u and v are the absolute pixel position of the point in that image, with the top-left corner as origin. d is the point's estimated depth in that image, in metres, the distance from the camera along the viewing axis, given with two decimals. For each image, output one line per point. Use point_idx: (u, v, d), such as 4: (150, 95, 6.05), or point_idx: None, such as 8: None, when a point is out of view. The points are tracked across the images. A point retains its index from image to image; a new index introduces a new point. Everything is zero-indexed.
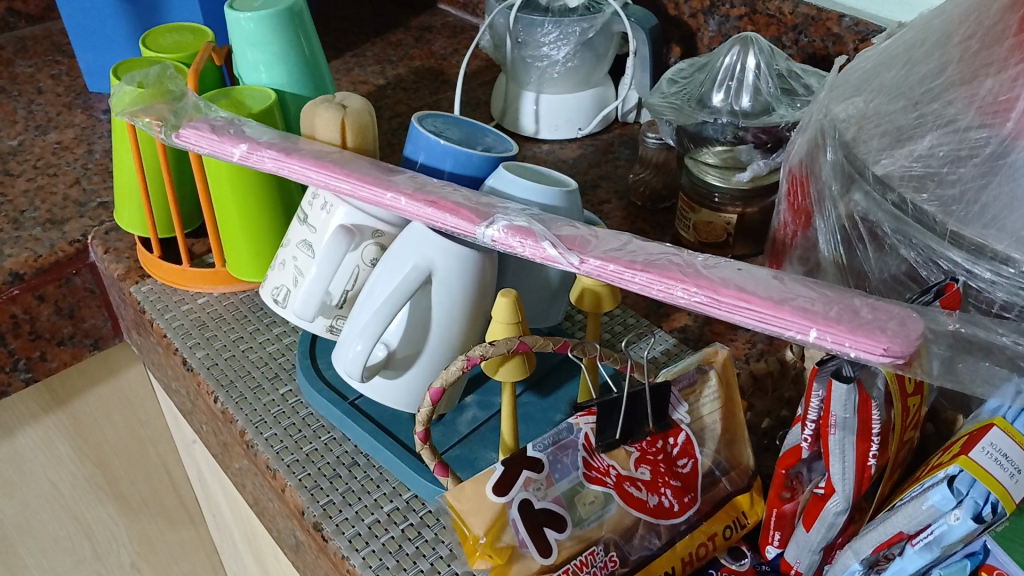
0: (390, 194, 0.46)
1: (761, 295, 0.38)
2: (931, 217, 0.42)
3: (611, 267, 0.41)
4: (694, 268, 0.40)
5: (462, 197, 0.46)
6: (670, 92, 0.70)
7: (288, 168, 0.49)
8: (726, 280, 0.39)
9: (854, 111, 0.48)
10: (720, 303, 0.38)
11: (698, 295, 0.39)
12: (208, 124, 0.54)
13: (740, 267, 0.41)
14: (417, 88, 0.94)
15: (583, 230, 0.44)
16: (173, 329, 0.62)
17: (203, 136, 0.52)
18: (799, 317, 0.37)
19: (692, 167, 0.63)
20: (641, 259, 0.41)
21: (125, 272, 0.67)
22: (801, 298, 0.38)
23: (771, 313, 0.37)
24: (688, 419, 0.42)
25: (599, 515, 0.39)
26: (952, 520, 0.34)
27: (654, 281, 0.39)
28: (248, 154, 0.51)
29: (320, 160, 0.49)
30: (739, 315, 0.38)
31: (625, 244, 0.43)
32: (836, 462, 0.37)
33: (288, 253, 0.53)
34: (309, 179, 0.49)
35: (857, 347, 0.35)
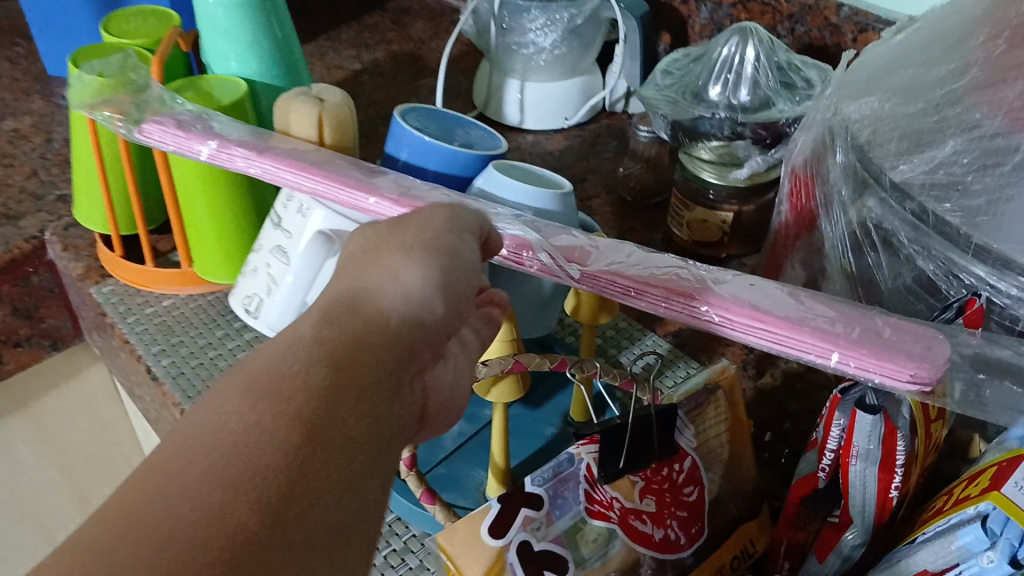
0: (373, 198, 0.43)
1: (776, 315, 0.35)
2: (954, 229, 0.39)
3: (615, 283, 0.38)
4: (705, 284, 0.37)
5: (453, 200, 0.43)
6: (664, 84, 0.66)
7: (261, 167, 0.46)
8: (740, 297, 0.36)
9: (868, 112, 0.44)
10: (733, 323, 0.36)
11: (710, 314, 0.36)
12: (173, 119, 0.49)
13: (753, 283, 0.38)
14: (395, 74, 0.90)
15: (584, 239, 0.41)
16: (136, 335, 0.58)
17: (168, 132, 0.49)
18: (821, 341, 0.34)
19: (686, 163, 0.60)
20: (648, 273, 0.38)
21: (85, 272, 0.63)
22: (820, 319, 0.35)
23: (787, 335, 0.35)
24: (694, 443, 0.40)
25: (603, 553, 0.36)
26: (986, 562, 0.31)
27: (662, 297, 0.37)
28: (217, 153, 0.47)
29: (296, 159, 0.45)
30: (753, 336, 0.36)
31: (629, 256, 0.40)
32: (856, 494, 0.35)
33: (259, 258, 0.49)
34: (284, 181, 0.45)
35: (880, 374, 0.33)
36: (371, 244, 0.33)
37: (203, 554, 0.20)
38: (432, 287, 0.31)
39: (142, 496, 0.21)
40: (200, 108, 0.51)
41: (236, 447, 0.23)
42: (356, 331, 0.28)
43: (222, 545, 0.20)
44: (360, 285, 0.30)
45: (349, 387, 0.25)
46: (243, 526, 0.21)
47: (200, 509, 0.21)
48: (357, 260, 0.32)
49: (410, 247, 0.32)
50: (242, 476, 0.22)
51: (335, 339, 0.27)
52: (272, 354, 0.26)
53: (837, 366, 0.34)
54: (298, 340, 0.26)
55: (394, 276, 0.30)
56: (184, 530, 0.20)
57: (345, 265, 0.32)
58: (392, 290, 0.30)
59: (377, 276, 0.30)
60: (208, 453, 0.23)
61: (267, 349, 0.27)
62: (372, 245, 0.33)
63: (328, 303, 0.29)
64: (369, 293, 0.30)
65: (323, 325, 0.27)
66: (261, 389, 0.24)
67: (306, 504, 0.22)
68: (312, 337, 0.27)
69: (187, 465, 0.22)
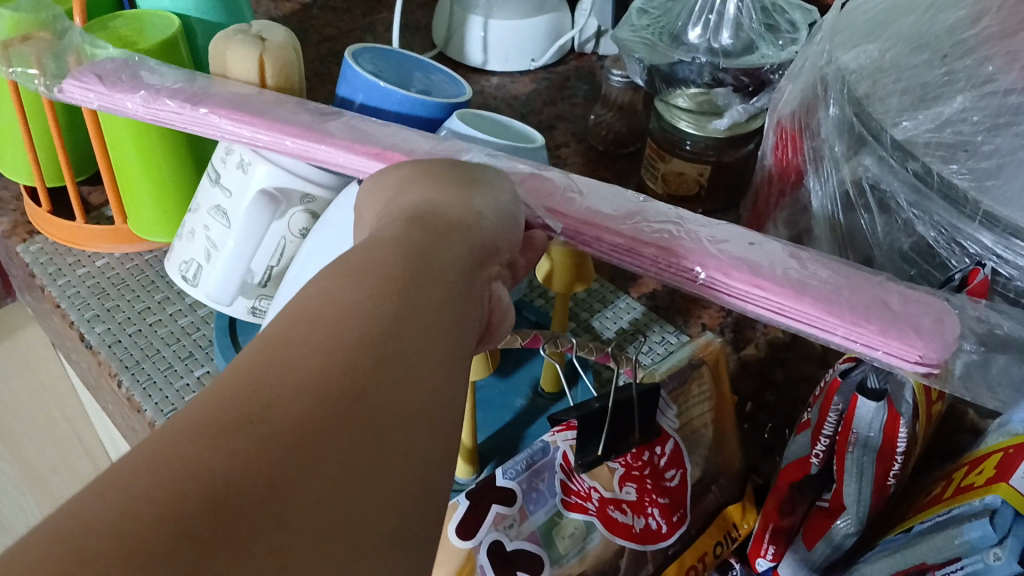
0: (323, 145, 0.38)
1: (778, 280, 0.32)
2: (961, 193, 0.36)
3: (614, 243, 0.34)
4: (702, 241, 0.34)
5: (414, 145, 0.38)
6: (640, 25, 0.61)
7: (196, 117, 0.40)
8: (738, 257, 0.33)
9: (867, 61, 0.41)
10: (730, 288, 0.32)
11: (708, 279, 0.33)
12: (95, 72, 0.43)
13: (752, 242, 0.34)
14: (348, 7, 0.83)
15: (565, 184, 0.37)
16: (68, 298, 0.53)
17: (89, 88, 0.43)
18: (827, 313, 0.31)
19: (663, 111, 0.57)
20: (638, 228, 0.34)
21: (11, 229, 0.58)
22: (820, 281, 0.32)
23: (790, 305, 0.31)
24: (677, 425, 0.37)
25: (580, 548, 0.33)
26: (991, 560, 0.29)
27: (661, 257, 0.33)
28: (144, 106, 0.42)
29: (235, 105, 0.40)
30: (753, 303, 0.32)
31: (614, 205, 0.36)
32: (852, 483, 0.33)
33: (197, 220, 0.44)
34: (222, 133, 0.40)
35: (887, 351, 0.30)
36: (426, 168, 0.31)
37: (332, 409, 0.19)
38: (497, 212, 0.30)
39: (254, 354, 0.20)
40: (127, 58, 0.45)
41: (344, 317, 0.22)
42: (435, 239, 0.26)
43: (352, 405, 0.19)
44: (423, 200, 0.29)
45: (439, 287, 0.24)
46: (366, 389, 0.20)
47: (310, 369, 0.20)
48: (415, 177, 0.30)
49: (467, 178, 0.31)
50: (345, 347, 0.21)
51: (416, 244, 0.26)
52: (353, 253, 0.25)
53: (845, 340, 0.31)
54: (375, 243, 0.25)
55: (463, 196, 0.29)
56: (308, 386, 0.19)
57: (395, 181, 0.31)
58: (460, 207, 0.29)
59: (439, 193, 0.29)
60: (311, 324, 0.21)
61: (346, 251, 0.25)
62: (427, 169, 0.31)
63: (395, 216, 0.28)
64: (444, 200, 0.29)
65: (400, 231, 0.26)
66: (350, 281, 0.23)
67: (405, 378, 0.21)
68: (392, 238, 0.25)
69: (292, 334, 0.21)
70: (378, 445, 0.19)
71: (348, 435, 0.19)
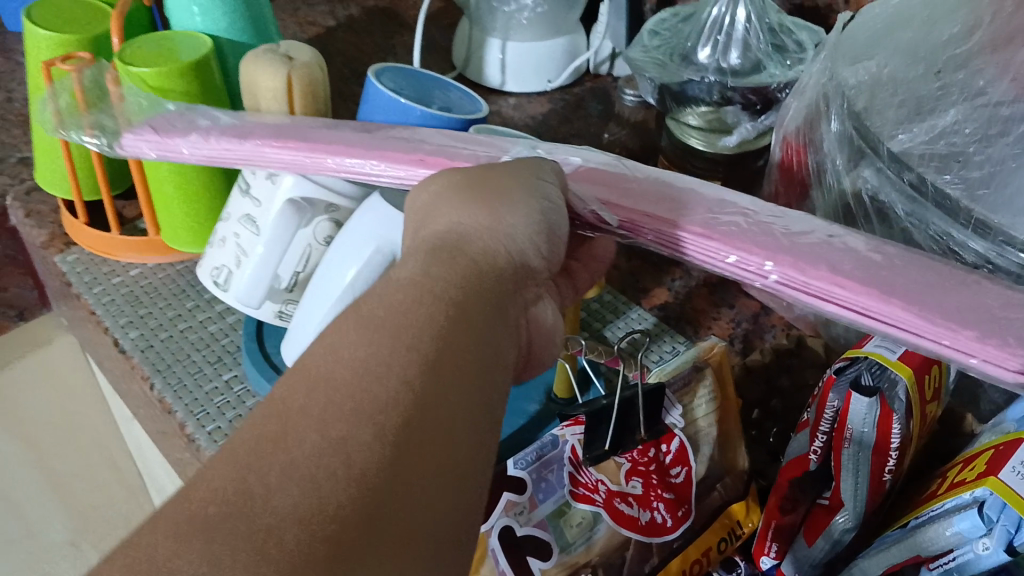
0: (371, 161, 0.39)
1: (860, 280, 0.32)
2: (954, 202, 0.37)
3: (685, 236, 0.34)
4: (780, 241, 0.34)
5: (449, 149, 0.40)
6: (651, 45, 0.63)
7: (246, 149, 0.41)
8: (815, 255, 0.33)
9: (866, 76, 0.42)
10: (809, 286, 0.32)
11: (786, 276, 0.33)
12: (150, 125, 0.45)
13: (830, 236, 0.35)
14: (370, 30, 0.86)
15: (634, 181, 0.38)
16: (103, 306, 0.56)
17: (144, 138, 0.44)
18: (923, 323, 0.31)
19: (674, 128, 0.61)
20: (711, 223, 0.35)
21: (48, 240, 0.61)
22: (904, 281, 0.32)
23: (875, 305, 0.31)
24: (683, 423, 0.38)
25: (588, 537, 0.34)
26: (980, 549, 0.30)
27: (736, 253, 0.33)
28: (197, 148, 0.43)
29: (281, 134, 0.42)
30: (835, 302, 0.32)
31: (684, 202, 0.36)
32: (849, 478, 0.34)
33: (227, 228, 0.46)
34: (276, 160, 0.41)
35: (981, 358, 0.30)
36: (461, 177, 0.32)
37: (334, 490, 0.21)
38: (533, 225, 0.30)
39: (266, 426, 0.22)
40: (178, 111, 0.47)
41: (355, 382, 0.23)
42: (463, 273, 0.28)
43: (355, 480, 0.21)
44: (454, 224, 0.30)
45: (465, 328, 0.26)
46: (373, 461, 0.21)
47: (335, 436, 0.22)
48: (450, 191, 0.31)
49: (501, 187, 0.31)
50: (358, 420, 0.22)
51: (443, 282, 0.27)
52: (381, 293, 0.26)
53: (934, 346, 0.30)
54: (401, 282, 0.26)
55: (494, 214, 0.30)
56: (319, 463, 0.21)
57: (428, 206, 0.31)
58: (492, 231, 0.29)
59: (470, 213, 0.30)
60: (323, 393, 0.22)
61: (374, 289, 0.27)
62: (463, 179, 0.32)
63: (425, 244, 0.29)
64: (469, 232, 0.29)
65: (426, 265, 0.27)
66: (375, 328, 0.24)
67: (423, 439, 0.23)
68: (420, 277, 0.27)
69: (307, 404, 0.22)
70: (387, 516, 0.21)
71: (360, 516, 0.20)
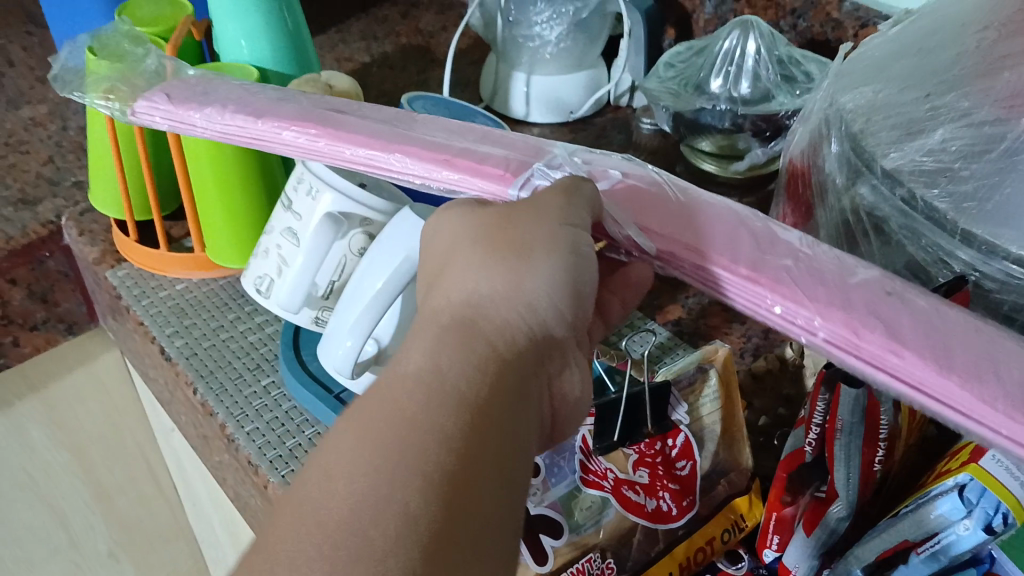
0: (389, 154, 0.39)
1: (914, 348, 0.32)
2: (942, 214, 0.40)
3: (736, 281, 0.35)
4: (838, 294, 0.34)
5: (477, 149, 0.39)
6: (667, 77, 0.67)
7: (260, 129, 0.42)
8: (871, 313, 0.33)
9: (862, 101, 0.46)
10: (860, 349, 0.33)
11: (837, 336, 0.33)
12: (166, 94, 0.48)
13: (890, 289, 0.34)
14: (404, 66, 0.91)
15: (675, 203, 0.38)
16: (151, 317, 0.60)
17: (159, 107, 0.47)
18: (977, 403, 0.31)
19: (691, 155, 0.66)
20: (762, 267, 0.35)
21: (101, 256, 0.65)
22: (964, 355, 0.32)
23: (927, 380, 0.31)
24: (688, 420, 0.41)
25: (596, 521, 0.38)
26: (961, 530, 0.33)
27: (786, 306, 0.34)
28: (203, 117, 0.45)
29: (299, 116, 0.42)
30: (885, 370, 0.32)
31: (733, 238, 0.36)
32: (840, 469, 0.36)
33: (271, 241, 0.50)
34: (289, 145, 0.42)
35: None
36: (484, 237, 0.33)
37: None
38: (557, 289, 0.32)
39: (281, 543, 0.24)
40: (198, 81, 0.49)
41: (369, 494, 0.25)
42: (484, 353, 0.29)
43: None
44: (474, 296, 0.31)
45: (489, 413, 0.28)
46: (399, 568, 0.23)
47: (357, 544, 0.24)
48: (474, 252, 0.33)
49: (525, 246, 0.32)
50: (378, 528, 0.24)
51: (464, 366, 0.29)
52: (405, 381, 0.28)
53: (986, 432, 0.31)
54: (423, 369, 0.29)
55: (518, 282, 0.31)
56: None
57: (443, 279, 0.33)
58: (514, 302, 0.31)
59: (491, 283, 0.32)
60: (335, 509, 0.25)
61: (397, 372, 0.29)
62: (485, 240, 0.33)
63: (448, 320, 0.31)
64: (482, 308, 0.31)
65: (446, 348, 0.29)
66: (400, 422, 0.27)
67: (450, 537, 0.25)
68: (430, 372, 0.28)
69: (322, 521, 0.25)
70: None
71: None
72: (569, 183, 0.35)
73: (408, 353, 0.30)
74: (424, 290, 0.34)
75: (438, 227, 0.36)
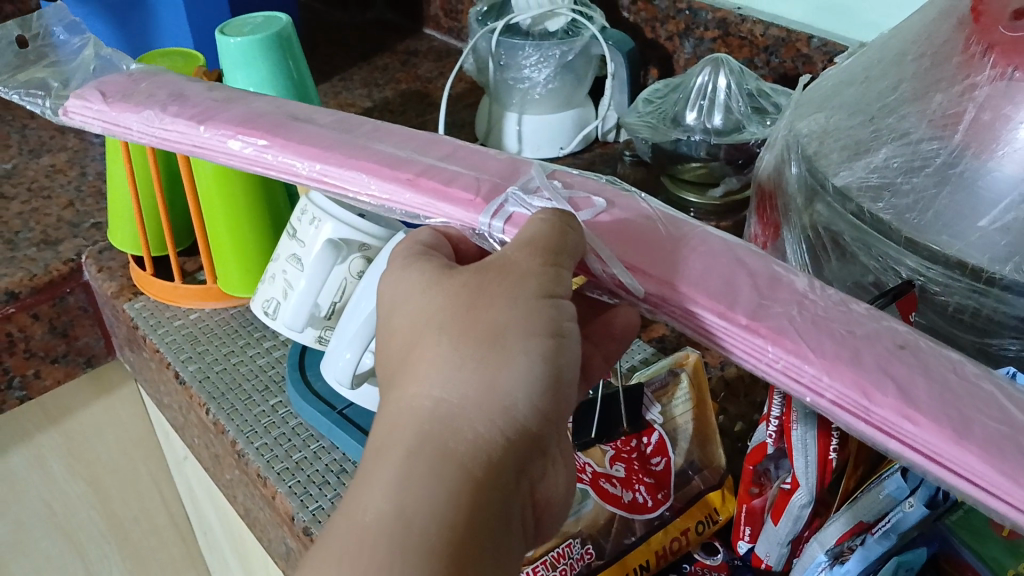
0: (348, 173, 0.41)
1: (931, 415, 0.31)
2: (887, 225, 0.44)
3: (738, 333, 0.34)
4: (851, 353, 0.33)
5: (443, 168, 0.41)
6: (645, 111, 0.71)
7: (202, 136, 0.45)
8: (882, 373, 0.32)
9: (816, 127, 0.50)
10: (871, 413, 0.32)
11: (847, 399, 0.32)
12: (102, 95, 0.51)
13: (901, 343, 0.34)
14: (403, 110, 0.96)
15: (664, 238, 0.38)
16: (166, 344, 0.64)
17: (96, 112, 0.50)
18: (999, 480, 0.30)
19: (672, 186, 0.69)
20: (766, 321, 0.34)
21: (118, 290, 0.69)
22: (987, 424, 0.31)
23: (942, 448, 0.31)
24: (661, 419, 0.45)
25: (576, 510, 0.42)
26: (907, 507, 0.38)
27: (791, 363, 0.33)
28: (144, 124, 0.48)
29: (246, 127, 0.45)
30: (897, 434, 0.32)
31: (730, 283, 0.36)
32: (799, 457, 0.39)
33: (277, 267, 0.55)
34: (235, 154, 0.44)
35: None
36: (452, 326, 0.33)
37: None
38: (532, 387, 0.32)
39: None
40: (136, 83, 0.52)
41: None
42: (458, 478, 0.30)
43: None
44: (443, 405, 0.32)
45: (469, 549, 0.29)
46: None
47: None
48: (443, 343, 0.33)
49: (498, 334, 0.32)
50: None
51: (434, 500, 0.30)
52: (375, 513, 0.30)
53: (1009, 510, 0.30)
54: (389, 513, 0.29)
55: (492, 385, 0.31)
56: None
57: (416, 377, 0.33)
58: (488, 406, 0.31)
59: (462, 389, 0.32)
60: None
61: (366, 509, 0.30)
62: (453, 330, 0.33)
63: (417, 439, 0.31)
64: (450, 419, 0.31)
65: (415, 477, 0.30)
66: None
67: None
68: (397, 508, 0.29)
69: None
70: None
71: None
72: (541, 239, 0.34)
73: (376, 485, 0.30)
74: (391, 379, 0.35)
75: (403, 294, 0.36)
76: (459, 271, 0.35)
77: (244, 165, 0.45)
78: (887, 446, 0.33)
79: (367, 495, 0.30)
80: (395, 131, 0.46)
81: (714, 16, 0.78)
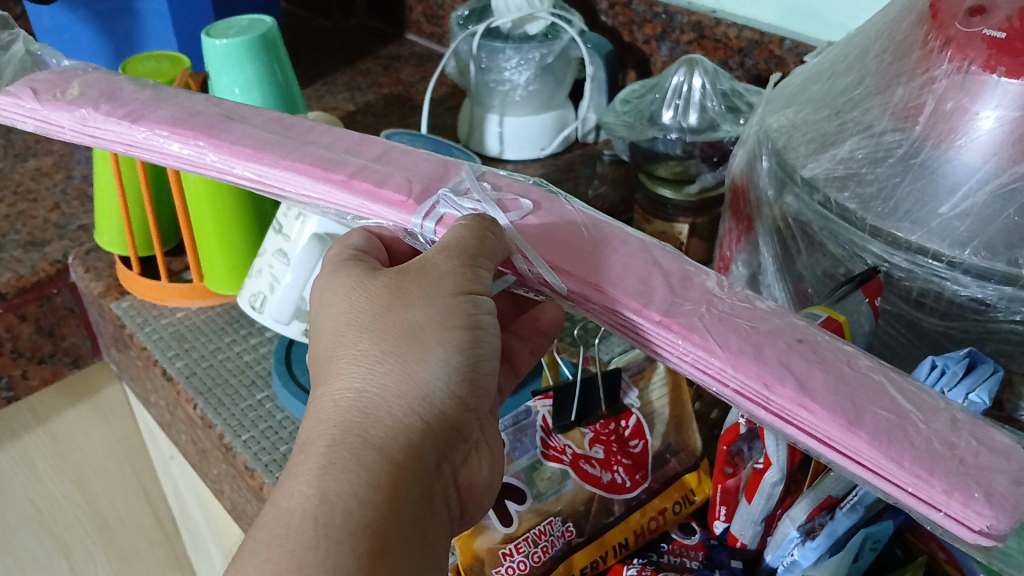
0: (276, 169, 0.42)
1: (824, 401, 0.33)
2: (852, 213, 0.46)
3: (657, 329, 0.35)
4: (755, 346, 0.35)
5: (376, 169, 0.41)
6: (623, 111, 0.73)
7: (137, 136, 0.45)
8: (782, 366, 0.34)
9: (785, 122, 0.52)
10: (771, 402, 0.33)
11: (751, 388, 0.34)
12: (31, 89, 0.49)
13: (801, 337, 0.35)
14: (386, 113, 0.98)
15: (586, 239, 0.39)
16: (153, 342, 0.65)
17: (23, 106, 0.48)
18: (891, 464, 0.31)
19: (646, 181, 0.70)
20: (681, 315, 0.36)
21: (105, 290, 0.70)
22: (878, 414, 0.32)
23: (836, 433, 0.32)
24: (638, 404, 0.47)
25: (557, 489, 0.44)
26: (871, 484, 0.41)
27: (699, 357, 0.35)
28: (76, 123, 0.46)
29: (181, 126, 0.45)
30: (799, 422, 0.33)
31: (645, 283, 0.37)
32: (770, 437, 0.40)
33: (264, 261, 0.56)
34: (172, 155, 0.44)
35: (947, 511, 0.30)
36: (372, 326, 0.36)
37: None
38: (448, 376, 0.35)
39: None
40: (64, 77, 0.50)
41: None
42: (379, 462, 0.32)
43: None
44: (365, 396, 0.34)
45: (392, 526, 0.32)
46: None
47: None
48: (365, 343, 0.35)
49: (416, 330, 0.35)
50: None
51: (357, 483, 0.32)
52: (301, 499, 0.31)
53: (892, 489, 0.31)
54: (313, 497, 0.31)
55: (411, 376, 0.34)
56: None
57: (337, 374, 0.35)
58: (410, 397, 0.34)
59: (381, 380, 0.34)
60: None
61: (290, 496, 0.32)
62: (372, 330, 0.36)
63: (339, 429, 0.33)
64: (372, 413, 0.34)
65: (339, 465, 0.32)
66: (298, 556, 0.30)
67: None
68: (327, 493, 0.31)
69: None
70: None
71: None
72: (458, 243, 0.36)
73: (299, 473, 0.32)
74: (313, 381, 0.37)
75: (327, 297, 0.38)
76: (380, 275, 0.38)
77: (180, 164, 0.45)
78: (788, 432, 0.34)
79: (294, 481, 0.32)
80: (330, 131, 0.45)
81: (690, 19, 0.81)
